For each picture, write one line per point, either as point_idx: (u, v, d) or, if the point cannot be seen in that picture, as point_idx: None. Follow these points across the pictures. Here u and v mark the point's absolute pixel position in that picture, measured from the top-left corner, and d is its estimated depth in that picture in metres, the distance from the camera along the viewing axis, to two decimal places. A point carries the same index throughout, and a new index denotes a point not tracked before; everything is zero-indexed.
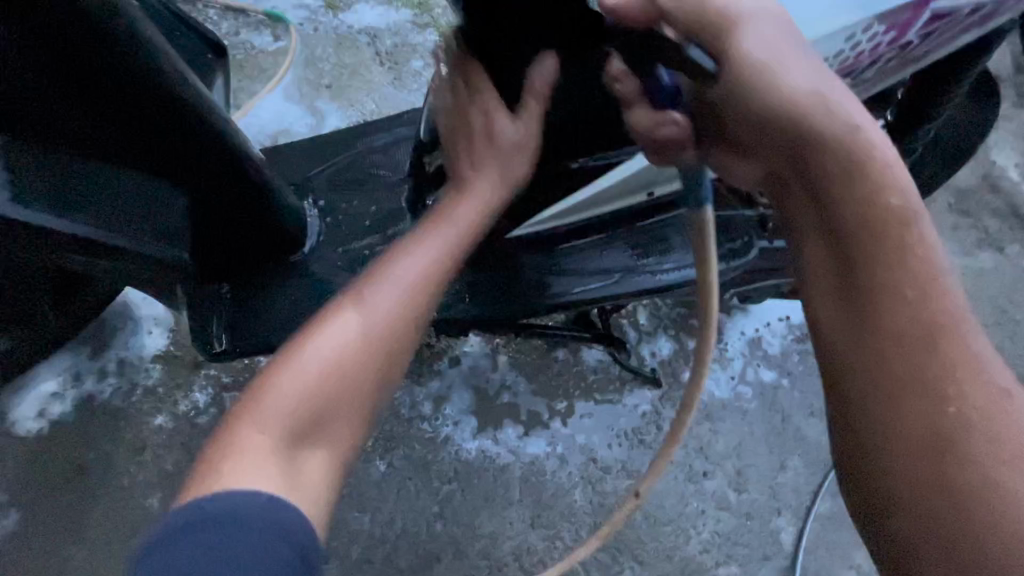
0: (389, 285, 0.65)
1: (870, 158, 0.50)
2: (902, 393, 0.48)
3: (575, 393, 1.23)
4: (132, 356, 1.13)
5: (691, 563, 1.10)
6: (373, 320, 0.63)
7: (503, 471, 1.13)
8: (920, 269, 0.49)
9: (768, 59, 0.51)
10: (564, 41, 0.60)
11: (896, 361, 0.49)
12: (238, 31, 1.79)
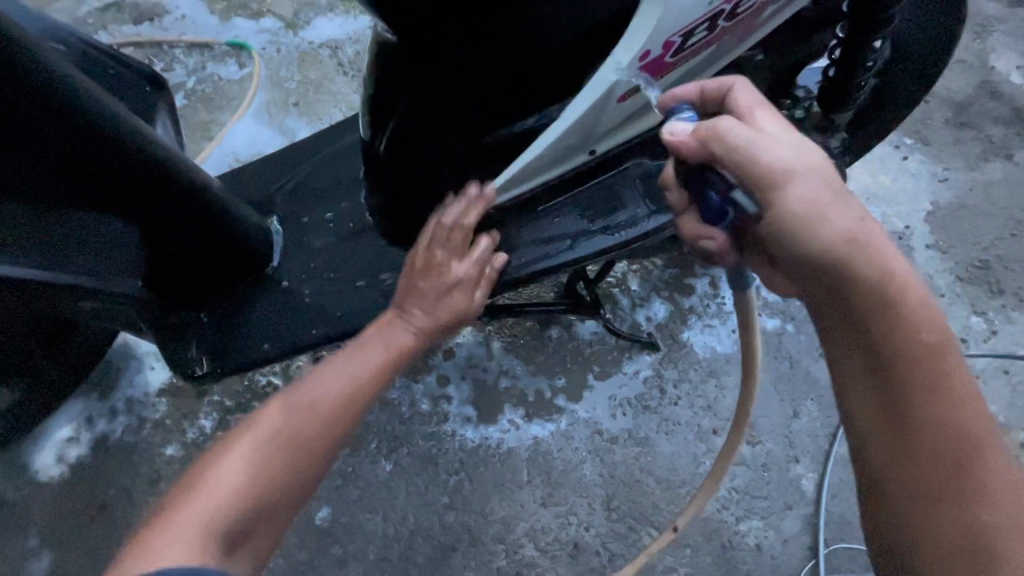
0: (313, 389, 0.70)
1: (906, 296, 0.52)
2: (920, 457, 0.50)
3: (574, 368, 1.22)
4: (139, 393, 1.16)
5: (710, 522, 1.08)
6: (304, 419, 0.67)
7: (509, 455, 1.13)
8: (955, 392, 0.51)
9: (808, 211, 0.54)
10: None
11: (926, 462, 0.50)
12: (203, 65, 1.82)
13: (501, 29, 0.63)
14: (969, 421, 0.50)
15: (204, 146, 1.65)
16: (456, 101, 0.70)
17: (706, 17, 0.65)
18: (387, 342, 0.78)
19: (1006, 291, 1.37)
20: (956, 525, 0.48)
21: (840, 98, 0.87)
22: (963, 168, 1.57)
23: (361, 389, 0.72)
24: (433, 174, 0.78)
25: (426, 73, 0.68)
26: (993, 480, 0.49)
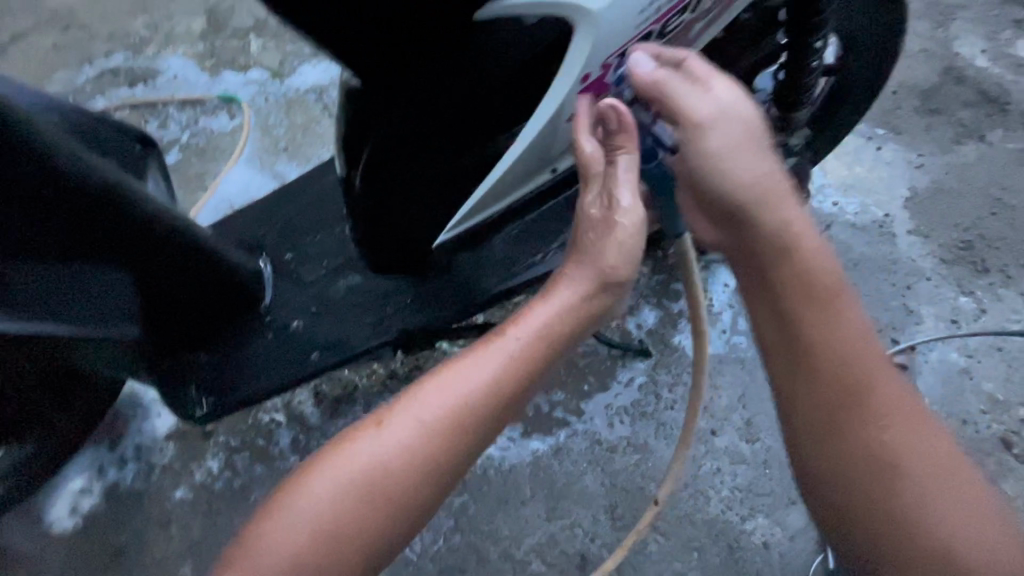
0: (416, 416, 0.59)
1: (797, 242, 0.59)
2: (823, 382, 0.55)
3: (569, 380, 1.23)
4: (148, 439, 1.20)
5: (715, 523, 1.08)
6: (393, 461, 0.58)
7: (510, 472, 1.14)
8: (847, 325, 0.56)
9: (723, 152, 0.62)
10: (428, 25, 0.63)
11: (828, 386, 0.55)
12: (196, 120, 1.90)
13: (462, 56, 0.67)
14: (860, 361, 0.55)
15: (200, 196, 1.72)
16: (424, 126, 0.73)
17: (636, 37, 0.70)
18: (473, 379, 0.61)
19: (992, 269, 1.38)
20: (855, 436, 0.54)
21: (794, 97, 0.91)
22: (938, 153, 1.60)
23: (451, 439, 0.59)
24: (409, 200, 0.82)
25: (395, 101, 0.71)
26: (887, 412, 0.54)
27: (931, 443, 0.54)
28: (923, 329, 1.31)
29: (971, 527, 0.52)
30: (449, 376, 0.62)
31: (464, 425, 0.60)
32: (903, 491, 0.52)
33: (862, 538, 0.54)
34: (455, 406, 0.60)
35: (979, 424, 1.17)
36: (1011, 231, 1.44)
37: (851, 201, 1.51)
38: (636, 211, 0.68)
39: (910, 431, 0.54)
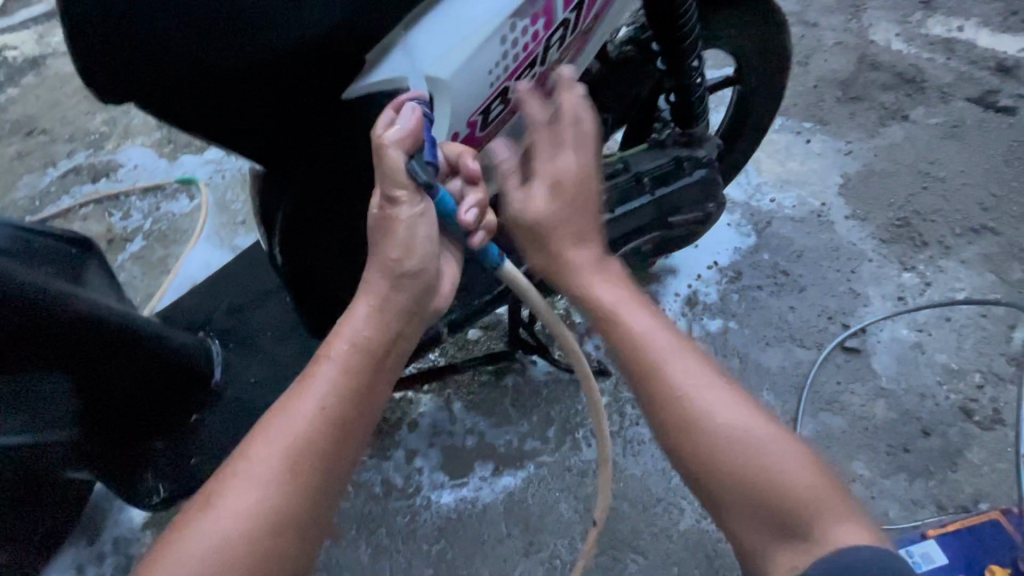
0: (260, 465, 0.56)
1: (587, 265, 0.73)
2: (639, 357, 0.65)
3: (534, 411, 1.25)
4: (126, 531, 1.20)
5: (692, 534, 1.08)
6: (239, 522, 0.54)
7: (485, 511, 1.14)
8: (642, 316, 0.68)
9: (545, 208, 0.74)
10: (305, 98, 0.65)
11: (648, 359, 0.65)
12: (157, 206, 1.95)
13: (347, 123, 0.69)
14: (637, 355, 0.65)
15: (164, 279, 1.75)
16: (333, 192, 0.77)
17: (492, 96, 0.76)
18: (305, 407, 0.60)
19: (931, 242, 1.42)
20: (673, 399, 0.62)
21: (689, 114, 0.97)
22: (864, 138, 1.65)
23: (300, 473, 0.57)
24: (334, 261, 0.84)
25: (301, 174, 0.74)
26: (671, 396, 0.62)
27: (735, 402, 0.62)
28: (874, 310, 1.33)
29: (783, 466, 0.58)
30: (278, 414, 0.59)
31: (307, 455, 0.58)
32: (715, 442, 0.60)
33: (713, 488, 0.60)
34: (292, 440, 0.58)
35: (939, 396, 1.18)
36: (943, 203, 1.49)
37: (787, 195, 1.55)
38: (425, 216, 0.66)
39: (715, 393, 0.62)
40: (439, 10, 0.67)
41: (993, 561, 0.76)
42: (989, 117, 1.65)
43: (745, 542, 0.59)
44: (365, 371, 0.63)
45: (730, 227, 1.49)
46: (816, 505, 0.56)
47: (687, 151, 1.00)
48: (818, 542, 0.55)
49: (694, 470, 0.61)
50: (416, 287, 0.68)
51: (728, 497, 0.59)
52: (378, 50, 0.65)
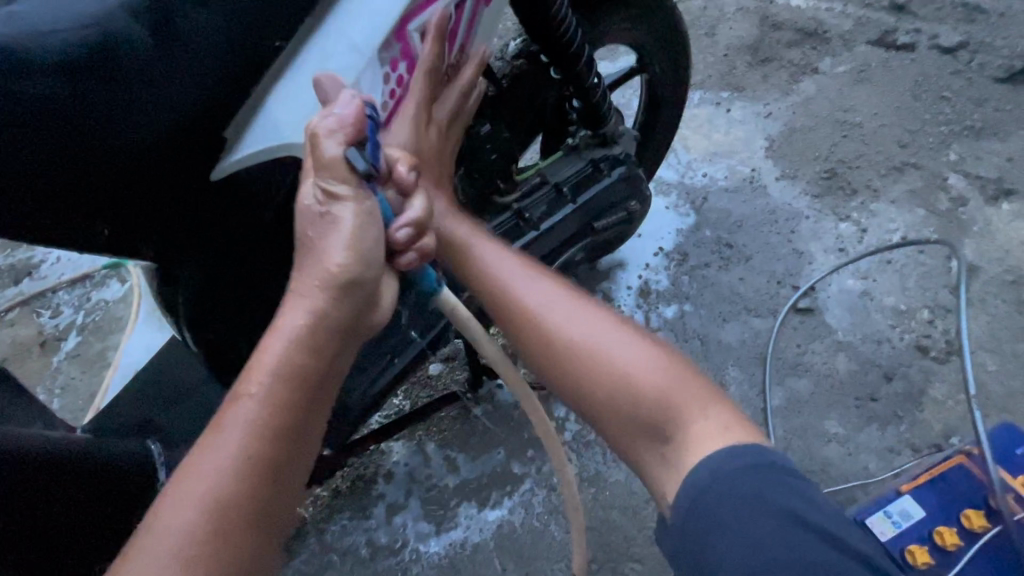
0: (201, 486, 0.49)
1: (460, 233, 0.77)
2: (512, 306, 0.71)
3: (509, 437, 1.22)
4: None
5: None
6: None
7: (476, 551, 1.11)
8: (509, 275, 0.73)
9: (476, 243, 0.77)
10: (173, 186, 0.61)
11: (518, 306, 0.70)
12: (88, 296, 1.83)
13: (226, 199, 0.65)
14: (523, 307, 0.70)
15: (105, 373, 1.64)
16: (236, 270, 0.70)
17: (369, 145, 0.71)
18: (223, 452, 0.50)
19: (859, 189, 1.44)
20: (546, 335, 0.67)
21: (596, 116, 0.97)
22: (781, 97, 1.66)
23: (224, 539, 0.48)
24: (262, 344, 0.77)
25: (195, 259, 0.67)
26: (531, 312, 0.69)
27: (609, 331, 0.66)
28: (818, 266, 1.35)
29: (653, 374, 0.62)
30: (193, 468, 0.50)
31: (233, 507, 0.49)
32: (589, 365, 0.64)
33: (596, 407, 0.63)
34: (212, 495, 0.49)
35: (894, 339, 1.20)
36: (865, 148, 1.51)
37: (718, 166, 1.55)
38: (369, 223, 0.61)
39: (583, 325, 0.67)
40: (287, 80, 0.62)
41: (968, 506, 0.76)
42: (892, 56, 1.68)
43: (638, 457, 0.62)
44: (293, 401, 0.54)
45: (668, 210, 1.49)
46: (679, 405, 0.60)
47: (603, 150, 1.01)
48: (688, 440, 0.58)
49: (579, 392, 0.65)
50: (342, 295, 0.59)
51: (612, 413, 0.63)
52: (236, 122, 0.62)
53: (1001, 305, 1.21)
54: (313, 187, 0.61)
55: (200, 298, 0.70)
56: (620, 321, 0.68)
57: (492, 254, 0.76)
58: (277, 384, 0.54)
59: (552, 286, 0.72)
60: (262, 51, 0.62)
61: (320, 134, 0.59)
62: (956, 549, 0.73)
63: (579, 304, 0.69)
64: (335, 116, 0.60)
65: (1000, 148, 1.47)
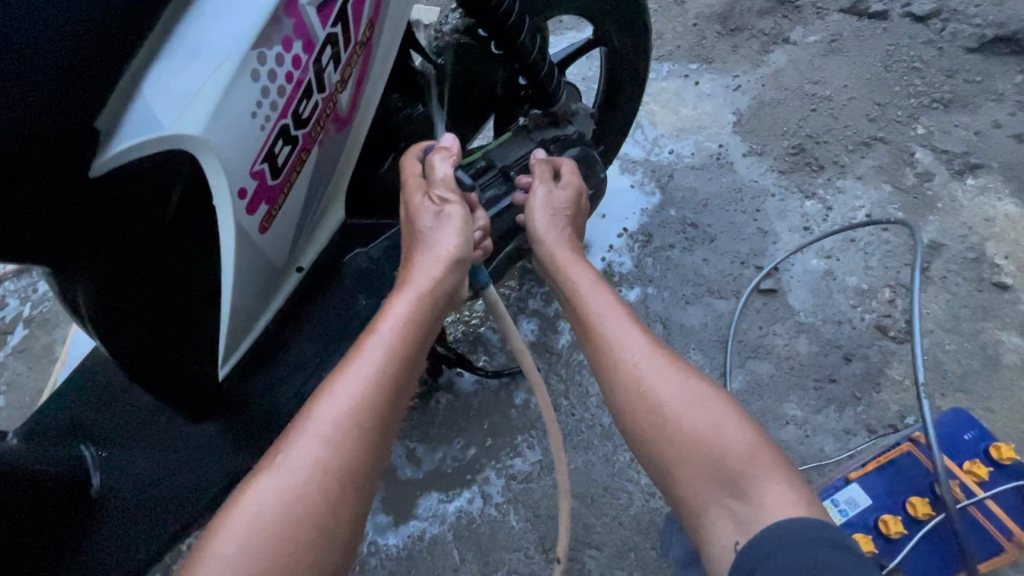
0: (314, 437, 0.58)
1: (558, 264, 0.80)
2: (615, 352, 0.69)
3: (469, 426, 1.18)
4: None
5: (644, 515, 1.05)
6: (291, 496, 0.55)
7: (435, 542, 1.08)
8: (615, 321, 0.72)
9: (564, 266, 0.79)
10: (46, 195, 0.53)
11: (622, 356, 0.68)
12: (35, 287, 1.64)
13: (109, 200, 0.57)
14: (616, 360, 0.69)
15: (52, 370, 1.49)
16: (142, 272, 0.63)
17: (270, 138, 0.64)
18: (359, 379, 0.61)
19: (827, 165, 1.41)
20: (652, 393, 0.65)
21: (546, 93, 0.92)
22: (750, 69, 1.60)
23: (351, 452, 0.58)
24: (187, 348, 0.71)
25: (88, 267, 0.60)
26: (634, 366, 0.67)
27: (725, 413, 0.62)
28: (783, 246, 1.33)
29: (748, 444, 0.60)
30: (331, 388, 0.61)
31: (341, 464, 0.57)
32: (690, 430, 0.62)
33: (680, 470, 0.61)
34: (348, 412, 0.59)
35: (854, 319, 1.19)
36: (833, 122, 1.48)
37: (684, 142, 1.50)
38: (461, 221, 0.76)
39: (692, 392, 0.64)
40: (160, 64, 0.54)
41: (914, 494, 0.75)
42: (865, 25, 1.63)
43: (701, 514, 0.60)
44: (391, 385, 0.62)
45: (634, 188, 1.44)
46: (754, 472, 0.58)
47: (557, 130, 0.96)
48: (760, 508, 0.56)
49: (655, 453, 0.63)
50: (451, 270, 0.73)
51: (678, 470, 0.61)
52: (110, 112, 0.53)
53: (961, 283, 1.21)
54: (424, 198, 0.78)
55: (105, 307, 0.63)
56: (716, 390, 0.65)
57: (594, 292, 0.75)
58: (380, 358, 0.63)
59: (646, 339, 0.70)
60: (129, 31, 0.53)
61: (434, 158, 0.80)
62: (901, 537, 0.72)
63: (674, 364, 0.67)
64: (444, 149, 0.80)
65: (968, 121, 1.44)
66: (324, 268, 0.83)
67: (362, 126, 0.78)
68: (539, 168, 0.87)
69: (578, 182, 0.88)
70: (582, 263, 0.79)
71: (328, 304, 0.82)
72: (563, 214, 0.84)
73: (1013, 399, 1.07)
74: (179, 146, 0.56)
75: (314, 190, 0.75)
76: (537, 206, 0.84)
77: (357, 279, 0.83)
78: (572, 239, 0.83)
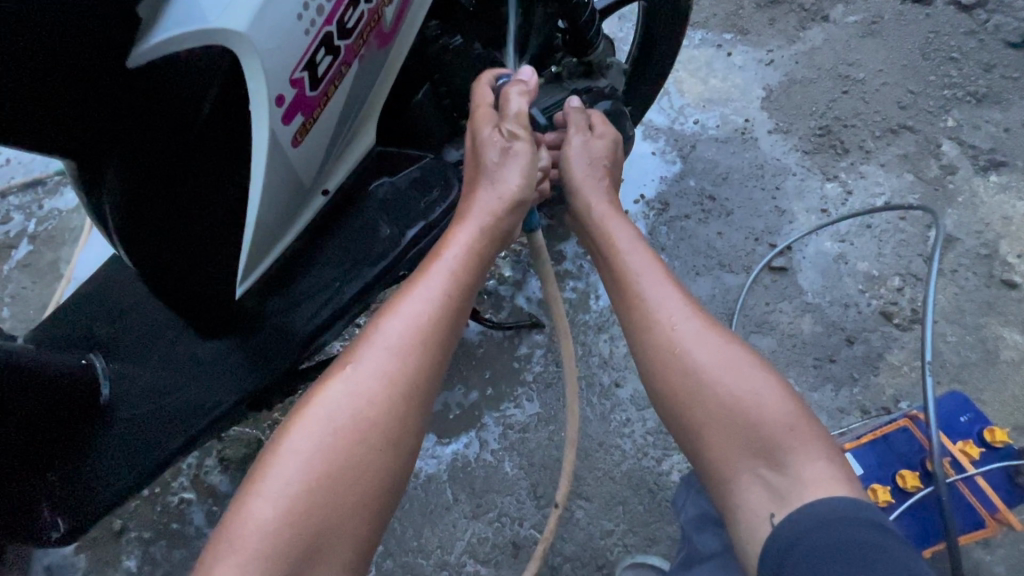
0: (377, 354, 0.62)
1: (593, 214, 0.78)
2: (651, 307, 0.68)
3: (471, 374, 1.20)
4: (57, 558, 1.08)
5: (635, 473, 1.08)
6: (358, 404, 0.60)
7: (431, 481, 1.11)
8: (651, 277, 0.70)
9: (603, 215, 0.78)
10: (87, 80, 0.53)
11: (655, 312, 0.68)
12: (40, 203, 1.61)
13: (149, 95, 0.57)
14: (649, 315, 0.68)
15: (57, 287, 1.48)
16: (175, 170, 0.63)
17: (313, 45, 0.62)
18: (421, 302, 0.65)
19: (852, 149, 1.40)
20: (691, 353, 0.64)
21: (582, 40, 0.92)
22: (786, 44, 1.56)
23: (416, 366, 0.62)
24: (209, 258, 0.72)
25: (120, 161, 0.60)
26: (670, 324, 0.66)
27: (760, 379, 0.62)
28: (799, 226, 1.32)
29: (785, 413, 0.60)
30: (397, 306, 0.65)
31: (403, 381, 0.61)
32: (729, 392, 0.61)
33: (712, 432, 0.61)
34: (412, 329, 0.64)
35: (861, 304, 1.20)
36: (863, 106, 1.45)
37: (710, 114, 1.48)
38: (525, 160, 0.75)
39: (729, 355, 0.64)
40: None
41: (905, 467, 0.78)
42: (908, 9, 1.58)
43: (731, 480, 0.60)
44: (448, 311, 0.66)
45: (654, 156, 1.43)
46: (793, 442, 0.58)
47: (588, 80, 0.95)
48: (799, 481, 0.56)
49: (690, 411, 0.63)
50: (513, 210, 0.75)
51: (710, 436, 0.61)
52: None
53: (970, 277, 1.21)
54: (494, 130, 0.77)
55: (133, 203, 0.63)
56: (756, 359, 0.64)
57: (631, 248, 0.73)
58: (437, 286, 0.66)
59: (684, 298, 0.68)
60: None
61: (509, 90, 0.79)
62: (887, 507, 0.75)
63: (713, 329, 0.66)
64: (522, 81, 0.80)
65: (1000, 117, 1.42)
66: (347, 193, 0.83)
67: (402, 48, 0.76)
68: (573, 117, 0.85)
69: (612, 131, 0.86)
70: (621, 217, 0.77)
71: (347, 229, 0.82)
72: (600, 164, 0.82)
73: (1006, 393, 1.10)
74: (222, 40, 0.55)
75: (347, 110, 0.74)
76: (574, 154, 0.82)
77: (380, 206, 0.82)
78: (609, 192, 0.81)
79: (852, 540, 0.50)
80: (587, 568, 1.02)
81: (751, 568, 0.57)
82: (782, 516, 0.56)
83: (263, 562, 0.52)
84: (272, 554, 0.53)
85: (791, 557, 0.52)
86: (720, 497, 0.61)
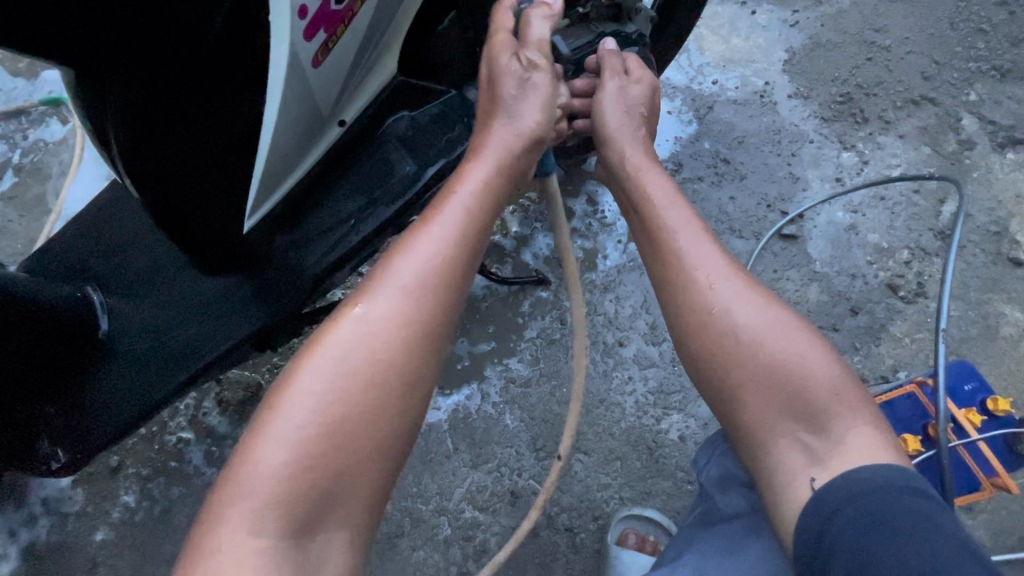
0: (391, 295, 0.60)
1: (627, 168, 0.76)
2: (688, 265, 0.66)
3: (475, 327, 1.19)
4: (54, 491, 1.08)
5: (634, 430, 1.09)
6: (373, 344, 0.58)
7: (431, 431, 1.12)
8: (687, 236, 0.68)
9: (637, 169, 0.75)
10: None
11: (689, 272, 0.66)
12: (25, 133, 1.53)
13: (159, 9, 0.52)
14: (683, 274, 0.66)
15: (46, 221, 1.43)
16: (186, 93, 0.60)
17: None
18: (436, 243, 0.63)
19: (870, 119, 1.37)
20: (726, 315, 0.63)
21: None
22: (813, 5, 1.50)
23: (428, 311, 0.61)
24: (216, 182, 0.69)
25: (126, 77, 0.56)
26: (711, 283, 0.65)
27: (794, 341, 0.61)
28: (811, 194, 1.31)
29: (828, 380, 0.60)
30: (411, 246, 0.63)
31: (419, 323, 0.60)
32: (770, 353, 0.61)
33: (748, 392, 0.61)
34: (426, 269, 0.62)
35: (868, 275, 1.20)
36: (886, 75, 1.41)
37: (730, 74, 1.43)
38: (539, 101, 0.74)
39: (770, 320, 0.63)
40: None
41: (908, 432, 0.79)
42: None
43: (765, 443, 0.60)
44: (463, 254, 0.64)
45: (671, 116, 1.38)
46: (837, 408, 0.59)
47: (615, 25, 0.90)
48: (840, 445, 0.57)
49: (725, 373, 0.62)
50: (528, 149, 0.73)
51: (747, 399, 0.61)
52: None
53: (978, 254, 1.21)
54: (513, 57, 0.74)
55: (139, 123, 0.60)
56: (799, 322, 0.63)
57: (669, 203, 0.71)
58: (453, 229, 0.64)
59: (725, 257, 0.67)
60: None
61: (531, 13, 0.76)
62: None
63: (754, 290, 0.65)
64: (545, 4, 0.77)
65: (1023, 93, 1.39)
66: (365, 127, 0.80)
67: None
68: (609, 61, 0.81)
69: (650, 77, 0.82)
70: (659, 174, 0.74)
71: (363, 166, 0.79)
72: (637, 111, 0.79)
73: (1002, 368, 1.12)
74: None
75: (370, 34, 0.70)
76: (609, 100, 0.79)
77: (399, 141, 0.80)
78: (645, 142, 0.79)
79: (895, 508, 0.50)
80: (584, 518, 1.04)
81: (782, 528, 0.58)
82: (824, 480, 0.56)
83: (281, 500, 0.52)
84: (289, 491, 0.52)
85: (836, 524, 0.52)
86: (748, 457, 0.61)
